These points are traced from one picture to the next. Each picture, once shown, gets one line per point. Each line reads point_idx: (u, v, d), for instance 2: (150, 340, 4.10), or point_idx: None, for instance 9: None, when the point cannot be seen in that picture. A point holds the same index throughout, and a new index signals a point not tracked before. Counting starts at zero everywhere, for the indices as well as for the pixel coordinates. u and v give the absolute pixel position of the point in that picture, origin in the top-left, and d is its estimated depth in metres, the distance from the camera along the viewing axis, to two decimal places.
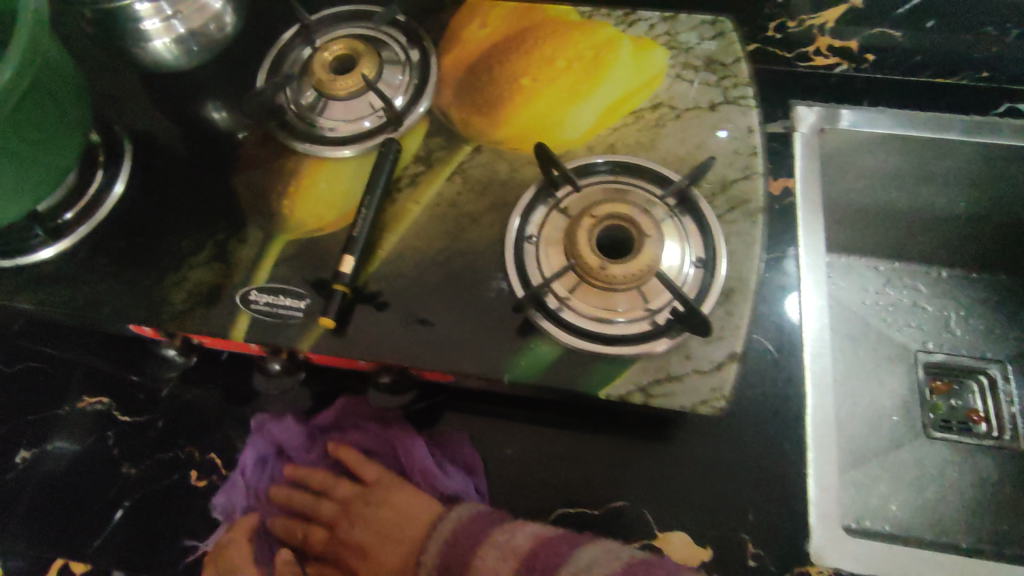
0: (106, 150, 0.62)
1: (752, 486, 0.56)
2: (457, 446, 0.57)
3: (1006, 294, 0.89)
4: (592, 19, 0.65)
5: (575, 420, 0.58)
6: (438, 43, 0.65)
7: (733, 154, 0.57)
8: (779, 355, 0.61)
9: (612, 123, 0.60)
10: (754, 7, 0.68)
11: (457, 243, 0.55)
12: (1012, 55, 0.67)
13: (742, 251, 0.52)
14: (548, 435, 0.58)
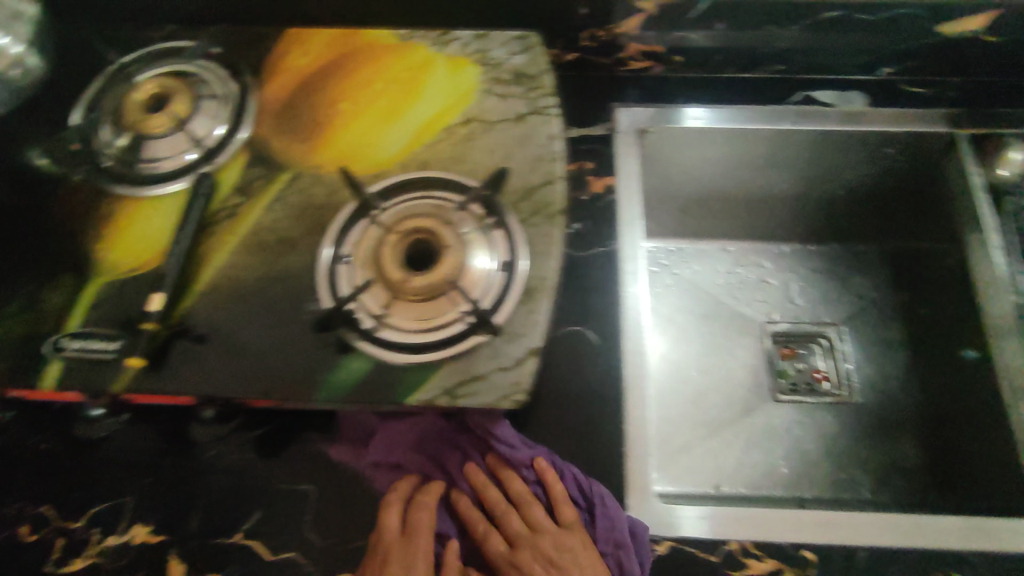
0: None
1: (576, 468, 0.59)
2: (302, 466, 0.59)
3: (838, 263, 0.99)
4: (409, 41, 0.67)
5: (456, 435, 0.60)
6: (256, 74, 0.66)
7: (537, 162, 0.60)
8: (601, 343, 0.64)
9: (426, 140, 0.62)
10: (564, 19, 0.70)
11: (273, 270, 0.56)
12: (797, 49, 0.73)
13: (542, 251, 0.56)
14: None
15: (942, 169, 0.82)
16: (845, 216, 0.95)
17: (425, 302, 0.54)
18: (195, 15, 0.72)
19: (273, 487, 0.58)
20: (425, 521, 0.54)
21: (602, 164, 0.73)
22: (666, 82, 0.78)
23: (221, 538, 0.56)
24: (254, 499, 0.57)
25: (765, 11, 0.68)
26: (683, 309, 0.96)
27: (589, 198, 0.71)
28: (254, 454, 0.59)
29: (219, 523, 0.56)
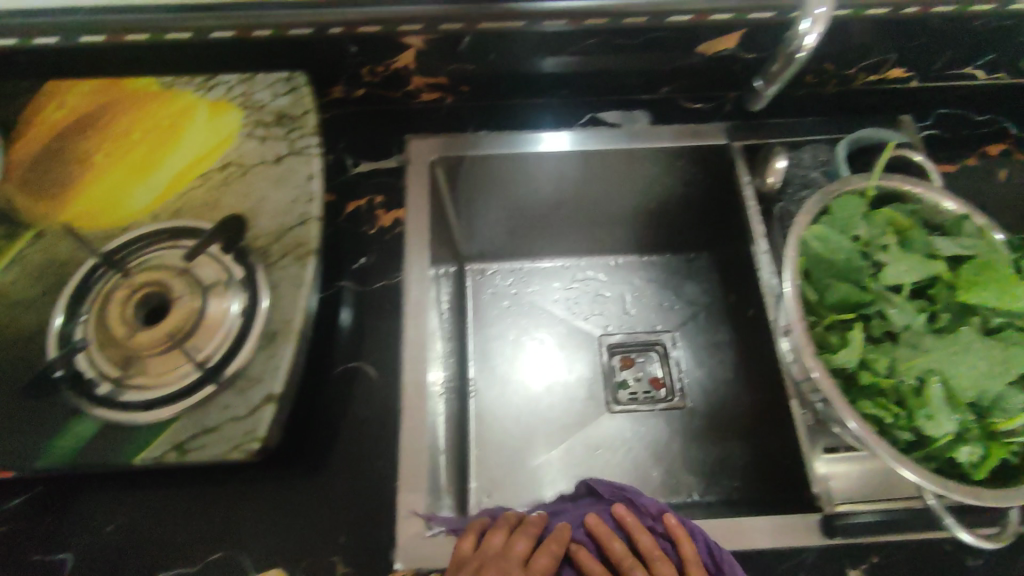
0: None
1: (345, 506, 0.60)
2: (62, 531, 0.58)
3: (672, 272, 1.01)
4: (173, 88, 0.67)
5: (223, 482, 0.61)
6: (9, 130, 0.64)
7: (291, 203, 0.61)
8: (380, 377, 0.66)
9: (180, 188, 0.62)
10: (337, 59, 0.70)
11: (5, 333, 0.55)
12: (573, 74, 0.76)
13: (287, 293, 0.57)
14: (161, 503, 0.59)
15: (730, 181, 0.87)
16: (669, 225, 0.98)
17: (160, 354, 0.53)
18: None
19: (30, 556, 0.57)
20: (617, 550, 0.53)
21: (390, 198, 0.74)
22: (458, 111, 0.79)
23: None
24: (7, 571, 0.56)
25: (528, 44, 0.70)
26: (519, 328, 0.97)
27: (376, 232, 0.72)
28: (14, 524, 0.58)
29: None
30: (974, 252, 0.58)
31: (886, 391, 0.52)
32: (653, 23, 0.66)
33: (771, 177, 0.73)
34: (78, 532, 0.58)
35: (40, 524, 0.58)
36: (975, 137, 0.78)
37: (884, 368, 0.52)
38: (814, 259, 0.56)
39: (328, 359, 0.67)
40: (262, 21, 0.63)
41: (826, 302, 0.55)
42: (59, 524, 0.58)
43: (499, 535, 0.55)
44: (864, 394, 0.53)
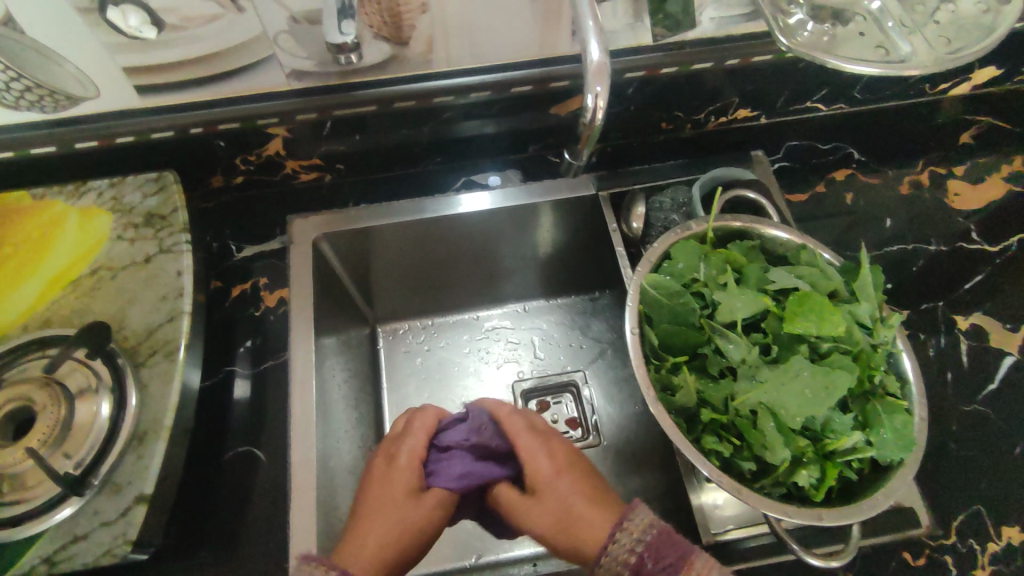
0: None
1: None
2: None
3: (579, 312, 1.05)
4: (43, 198, 0.68)
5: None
6: None
7: (160, 301, 0.63)
8: (271, 460, 0.68)
9: (50, 297, 0.63)
10: (208, 154, 0.73)
11: None
12: (442, 142, 0.80)
13: (157, 392, 0.59)
14: None
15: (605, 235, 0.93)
16: (570, 268, 1.01)
17: (25, 468, 0.54)
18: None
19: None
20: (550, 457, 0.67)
21: (277, 277, 0.77)
22: (338, 187, 0.83)
23: None
24: None
25: (387, 122, 0.74)
26: (432, 385, 0.97)
27: (262, 313, 0.75)
28: None
29: None
30: (806, 281, 0.62)
31: (727, 424, 0.56)
32: (498, 95, 0.72)
33: (636, 221, 0.78)
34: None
35: None
36: (822, 165, 0.84)
37: (722, 404, 0.55)
38: (654, 306, 0.59)
39: (219, 444, 0.68)
40: (123, 128, 0.66)
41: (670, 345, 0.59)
42: None
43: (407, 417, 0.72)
44: (709, 429, 0.56)
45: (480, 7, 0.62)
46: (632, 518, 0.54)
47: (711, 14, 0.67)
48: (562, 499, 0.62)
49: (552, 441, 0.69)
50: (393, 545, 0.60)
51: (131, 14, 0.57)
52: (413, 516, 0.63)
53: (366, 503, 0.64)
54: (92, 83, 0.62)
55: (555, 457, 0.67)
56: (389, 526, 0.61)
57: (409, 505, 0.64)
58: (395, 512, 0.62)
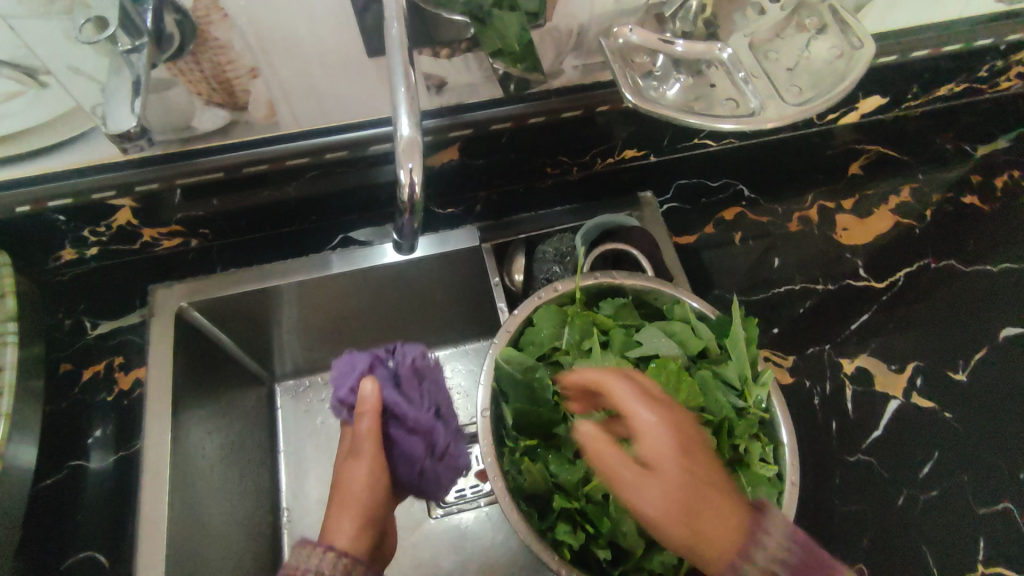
0: None
1: None
2: None
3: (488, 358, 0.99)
4: None
5: None
6: None
7: None
8: (116, 564, 0.63)
9: None
10: (47, 231, 0.68)
11: None
12: (310, 199, 0.75)
13: None
14: None
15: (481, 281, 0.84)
16: (473, 316, 0.93)
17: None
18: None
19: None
20: (647, 420, 0.45)
21: (133, 356, 0.72)
22: (207, 252, 0.78)
23: None
24: None
25: (241, 185, 0.69)
26: (331, 448, 0.92)
27: (116, 397, 0.70)
28: None
29: None
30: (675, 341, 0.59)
31: (582, 510, 0.52)
32: (355, 154, 0.67)
33: (517, 275, 0.76)
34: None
35: None
36: (712, 205, 0.82)
37: (574, 488, 0.53)
38: (504, 379, 0.55)
39: (60, 549, 0.63)
40: None
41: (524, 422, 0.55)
42: None
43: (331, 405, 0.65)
44: (564, 517, 0.53)
45: (316, 68, 0.58)
46: (764, 539, 0.42)
47: (573, 61, 0.65)
48: (688, 512, 0.41)
49: (610, 456, 0.45)
50: (369, 494, 0.60)
51: None
52: (367, 464, 0.61)
53: (337, 489, 0.61)
54: None
55: (654, 471, 0.43)
56: (354, 480, 0.61)
57: (367, 454, 0.61)
58: (357, 464, 0.61)
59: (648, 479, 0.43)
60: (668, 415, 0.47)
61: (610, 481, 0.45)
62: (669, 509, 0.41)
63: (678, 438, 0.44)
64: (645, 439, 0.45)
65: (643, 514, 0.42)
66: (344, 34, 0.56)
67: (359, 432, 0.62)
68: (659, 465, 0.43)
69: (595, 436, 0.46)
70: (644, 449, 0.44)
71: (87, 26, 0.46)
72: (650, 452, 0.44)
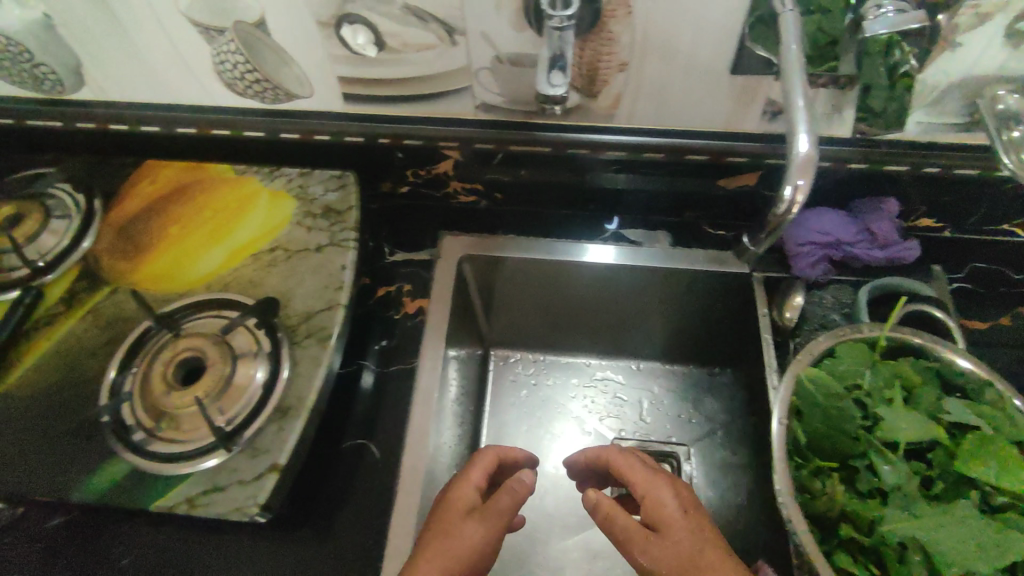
0: None
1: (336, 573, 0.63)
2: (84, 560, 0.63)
3: (691, 384, 1.00)
4: (244, 176, 0.78)
5: (229, 529, 0.65)
6: (109, 199, 0.77)
7: (322, 290, 0.68)
8: (383, 458, 0.70)
9: (234, 264, 0.70)
10: (385, 160, 0.79)
11: (69, 376, 0.63)
12: (600, 191, 0.80)
13: (307, 371, 0.62)
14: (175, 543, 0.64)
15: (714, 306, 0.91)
16: (687, 336, 0.99)
17: (187, 413, 0.60)
18: (69, 144, 0.84)
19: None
20: (668, 525, 0.57)
21: (419, 287, 0.80)
22: (491, 213, 0.86)
23: None
24: None
25: (553, 163, 0.76)
26: (531, 421, 0.96)
27: (400, 316, 0.78)
28: (46, 544, 0.64)
29: None
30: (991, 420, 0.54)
31: (870, 549, 0.51)
32: (670, 158, 0.71)
33: (789, 312, 0.73)
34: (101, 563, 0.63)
35: (77, 544, 0.64)
36: (1011, 294, 0.76)
37: (867, 525, 0.51)
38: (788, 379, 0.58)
39: (340, 432, 0.71)
40: (322, 127, 0.74)
41: (815, 444, 0.55)
42: (94, 550, 0.64)
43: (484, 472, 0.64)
44: (844, 546, 0.52)
45: (678, 74, 0.62)
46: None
47: (920, 117, 0.64)
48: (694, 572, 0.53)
49: (665, 512, 0.58)
50: (470, 563, 0.56)
51: (360, 34, 0.63)
52: (496, 533, 0.59)
53: (441, 521, 0.59)
54: (308, 85, 0.70)
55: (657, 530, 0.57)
56: (473, 538, 0.57)
57: (490, 521, 0.58)
58: (477, 525, 0.58)
59: (654, 538, 0.57)
60: (676, 529, 0.56)
61: (632, 533, 0.57)
62: (673, 569, 0.54)
63: (677, 529, 0.56)
64: (654, 504, 0.59)
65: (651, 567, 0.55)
66: (721, 47, 0.59)
67: (471, 492, 0.62)
68: (705, 570, 0.53)
69: (610, 503, 0.60)
70: (657, 516, 0.58)
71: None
72: (652, 514, 0.59)
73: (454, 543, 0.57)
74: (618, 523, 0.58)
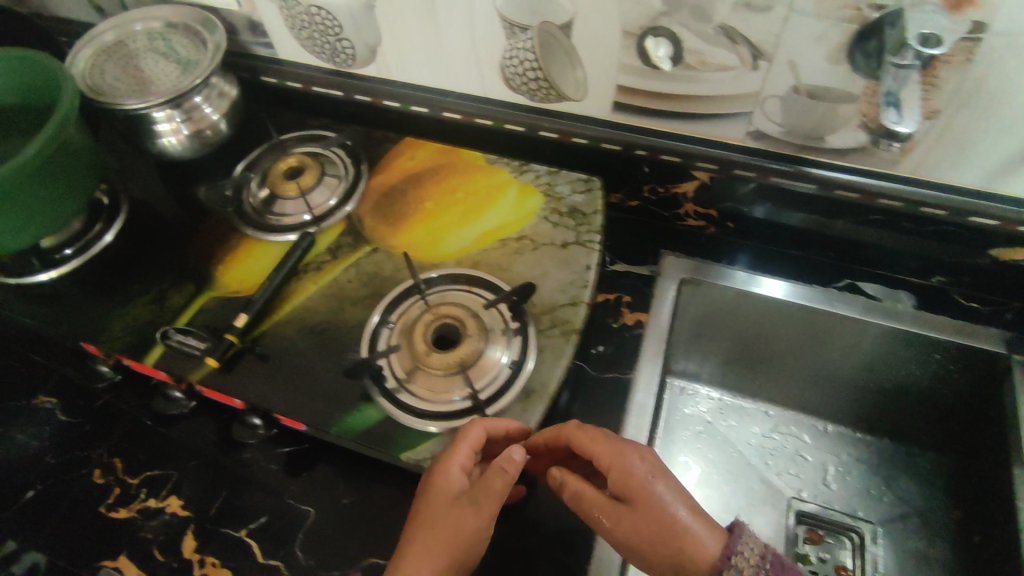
0: (129, 213, 0.83)
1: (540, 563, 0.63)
2: (310, 490, 0.67)
3: (886, 461, 0.88)
4: (495, 165, 0.82)
5: None
6: (373, 167, 0.83)
7: (568, 285, 0.69)
8: None
9: (483, 245, 0.74)
10: (629, 170, 0.81)
11: (333, 320, 0.69)
12: (847, 237, 0.77)
13: (550, 360, 0.64)
14: (391, 495, 0.66)
15: (947, 385, 0.80)
16: (897, 409, 0.86)
17: (441, 375, 0.63)
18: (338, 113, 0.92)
19: (282, 500, 0.67)
20: (641, 494, 0.56)
21: (638, 300, 0.81)
22: (717, 241, 0.86)
23: (232, 528, 0.66)
24: (266, 505, 0.67)
25: (810, 204, 0.74)
26: (705, 458, 0.89)
27: (619, 326, 0.78)
28: (278, 467, 0.69)
29: (236, 516, 0.67)
30: None
31: None
32: (949, 218, 0.67)
33: None
34: (323, 498, 0.67)
35: (303, 473, 0.68)
36: None
37: None
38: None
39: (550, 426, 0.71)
40: (583, 132, 0.77)
41: None
42: (315, 482, 0.68)
43: (470, 447, 0.57)
44: None
45: (995, 131, 0.59)
46: (741, 549, 0.53)
47: None
48: (665, 541, 0.54)
49: (632, 482, 0.57)
50: (468, 548, 0.54)
51: (663, 47, 0.65)
52: (491, 514, 0.55)
53: (431, 507, 0.56)
54: (584, 90, 0.74)
55: (628, 503, 0.57)
56: (465, 526, 0.55)
57: (484, 505, 0.55)
58: (471, 513, 0.55)
59: (624, 514, 0.56)
60: (649, 495, 0.56)
61: (599, 510, 0.58)
62: (645, 540, 0.55)
63: (638, 497, 0.56)
64: (618, 474, 0.58)
65: (621, 542, 0.56)
66: None
67: (457, 475, 0.56)
68: (681, 540, 0.54)
69: (575, 482, 0.60)
70: (627, 487, 0.57)
71: (916, 35, 0.52)
72: (621, 485, 0.57)
73: (450, 532, 0.54)
74: (588, 499, 0.59)
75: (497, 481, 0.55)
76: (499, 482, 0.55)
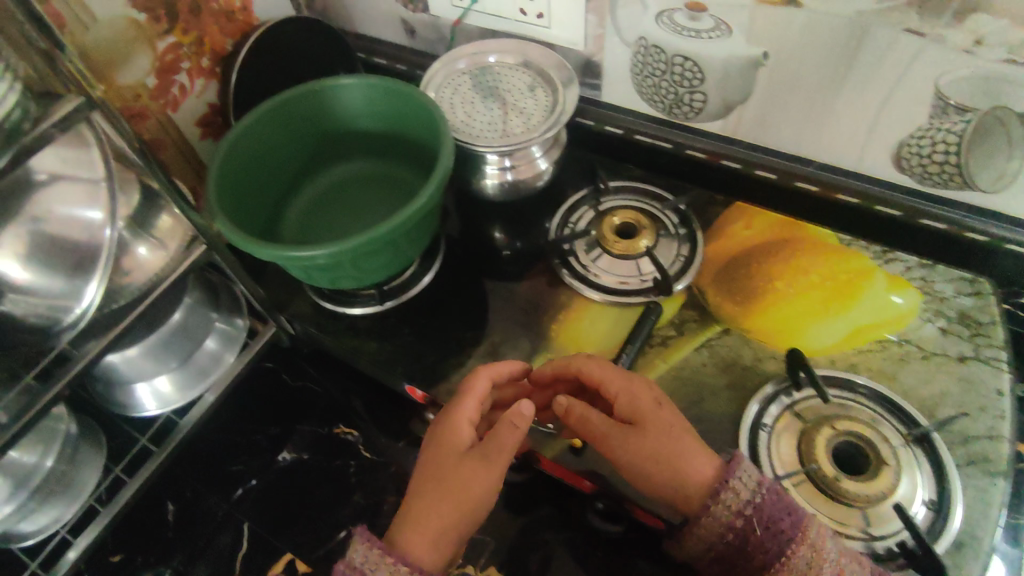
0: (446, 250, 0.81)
1: None
2: None
3: None
4: (851, 246, 0.73)
5: None
6: (707, 230, 0.77)
7: (978, 411, 0.60)
8: None
9: (857, 344, 0.66)
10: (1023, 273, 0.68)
11: (693, 410, 0.63)
12: None
13: (980, 509, 0.55)
14: None
15: None
16: None
17: (848, 506, 0.55)
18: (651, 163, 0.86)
19: None
20: (664, 422, 0.57)
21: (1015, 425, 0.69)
22: None
23: None
24: None
25: None
26: None
27: None
28: None
29: None
30: None
31: None
32: None
33: None
34: None
35: None
36: None
37: None
38: None
39: None
40: (984, 229, 0.67)
41: None
42: None
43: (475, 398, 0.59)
44: None
45: None
46: (740, 477, 0.52)
47: None
48: (667, 457, 0.55)
49: (638, 403, 0.58)
50: (478, 504, 0.55)
51: None
52: (501, 472, 0.56)
53: (442, 462, 0.56)
54: (1008, 185, 0.63)
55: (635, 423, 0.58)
56: (477, 482, 0.55)
57: (495, 462, 0.56)
58: (480, 467, 0.55)
59: (627, 433, 0.57)
60: (645, 405, 0.58)
61: (603, 430, 0.58)
62: (653, 459, 0.55)
63: (656, 421, 0.57)
64: (625, 398, 0.59)
65: (643, 471, 0.55)
66: None
67: (464, 430, 0.58)
68: (685, 459, 0.55)
69: (578, 405, 0.60)
70: (631, 408, 0.58)
71: None
72: (633, 408, 0.58)
73: (447, 488, 0.55)
74: (594, 424, 0.58)
75: (507, 433, 0.56)
76: (507, 437, 0.56)
